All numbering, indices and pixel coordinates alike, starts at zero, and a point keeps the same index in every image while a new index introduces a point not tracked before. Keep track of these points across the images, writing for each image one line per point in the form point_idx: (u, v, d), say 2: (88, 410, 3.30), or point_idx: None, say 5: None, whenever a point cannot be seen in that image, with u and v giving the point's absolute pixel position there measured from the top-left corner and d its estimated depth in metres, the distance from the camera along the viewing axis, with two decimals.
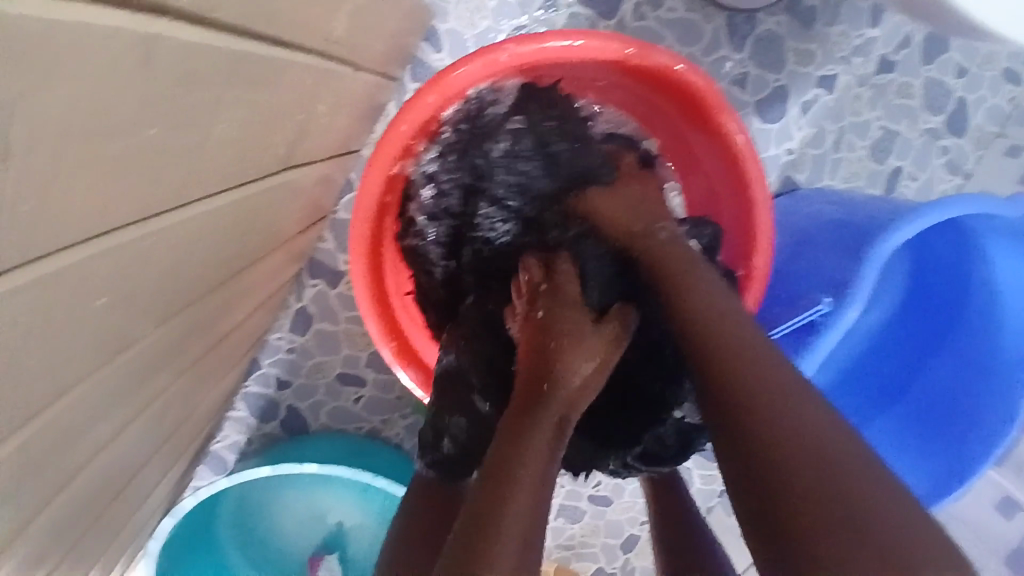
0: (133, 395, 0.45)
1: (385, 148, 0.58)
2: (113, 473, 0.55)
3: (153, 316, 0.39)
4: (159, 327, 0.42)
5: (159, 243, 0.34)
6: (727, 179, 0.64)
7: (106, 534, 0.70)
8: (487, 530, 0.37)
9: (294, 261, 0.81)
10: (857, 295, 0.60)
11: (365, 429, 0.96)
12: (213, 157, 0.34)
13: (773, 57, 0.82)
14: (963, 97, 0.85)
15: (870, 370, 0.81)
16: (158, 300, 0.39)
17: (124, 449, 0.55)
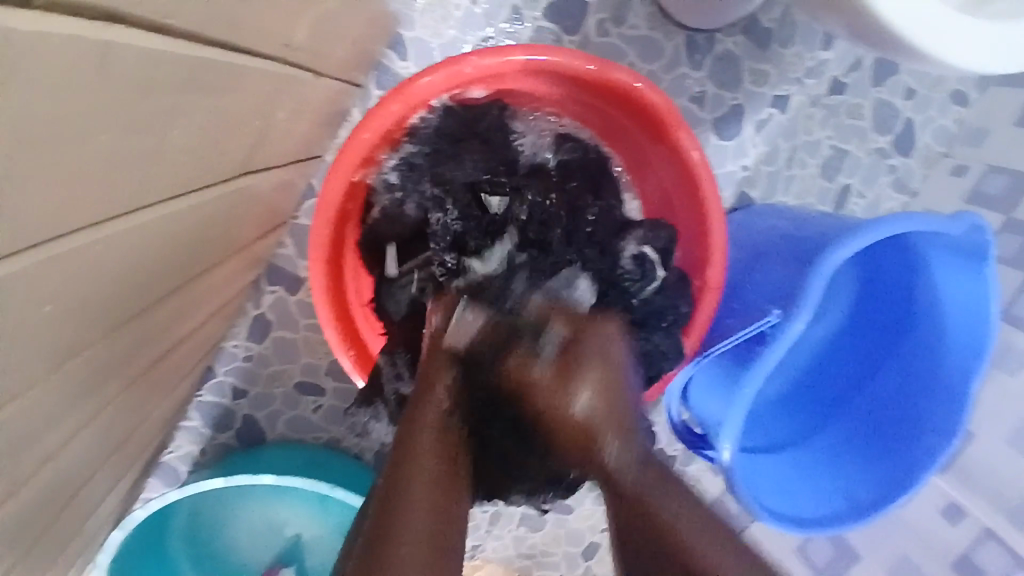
0: (81, 406, 0.44)
1: (347, 156, 0.58)
2: (57, 487, 0.53)
3: (103, 324, 0.38)
4: (109, 336, 0.41)
5: (110, 250, 0.33)
6: (684, 192, 0.65)
7: (50, 551, 0.67)
8: (385, 548, 0.39)
9: (252, 266, 0.79)
10: (804, 307, 0.61)
11: (324, 438, 0.94)
12: (171, 163, 0.33)
13: (730, 76, 0.85)
14: (910, 118, 0.89)
15: (819, 380, 0.83)
16: (108, 307, 0.37)
17: (70, 462, 0.52)
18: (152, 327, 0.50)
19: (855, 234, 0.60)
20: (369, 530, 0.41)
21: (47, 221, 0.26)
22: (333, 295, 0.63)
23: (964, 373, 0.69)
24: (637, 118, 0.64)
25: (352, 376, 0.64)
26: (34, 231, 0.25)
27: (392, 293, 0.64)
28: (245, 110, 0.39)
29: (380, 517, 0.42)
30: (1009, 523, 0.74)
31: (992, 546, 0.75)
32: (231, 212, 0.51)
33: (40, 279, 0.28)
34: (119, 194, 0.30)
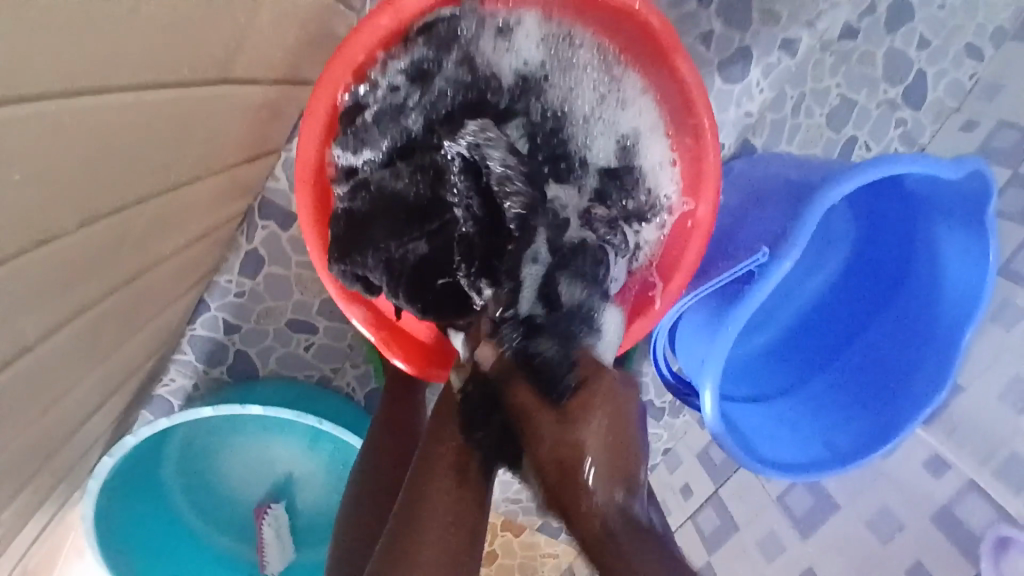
0: (21, 299, 0.36)
1: (342, 59, 0.53)
2: (28, 396, 0.46)
3: (20, 198, 0.30)
4: (32, 189, 0.31)
5: (17, 88, 0.26)
6: (668, 113, 0.61)
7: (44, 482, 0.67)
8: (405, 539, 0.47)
9: (240, 196, 0.71)
10: (794, 244, 0.62)
11: (315, 376, 0.96)
12: (153, 17, 0.32)
13: (740, 16, 0.82)
14: (923, 69, 0.88)
15: (798, 347, 0.87)
16: (11, 178, 0.29)
17: (40, 368, 0.45)
18: (134, 240, 0.48)
19: (900, 180, 0.74)
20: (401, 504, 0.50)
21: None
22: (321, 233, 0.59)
23: (959, 327, 0.73)
24: (644, 59, 0.59)
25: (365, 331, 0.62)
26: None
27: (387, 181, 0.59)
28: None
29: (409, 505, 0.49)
30: (991, 475, 0.72)
31: (976, 498, 0.72)
32: (206, 127, 0.47)
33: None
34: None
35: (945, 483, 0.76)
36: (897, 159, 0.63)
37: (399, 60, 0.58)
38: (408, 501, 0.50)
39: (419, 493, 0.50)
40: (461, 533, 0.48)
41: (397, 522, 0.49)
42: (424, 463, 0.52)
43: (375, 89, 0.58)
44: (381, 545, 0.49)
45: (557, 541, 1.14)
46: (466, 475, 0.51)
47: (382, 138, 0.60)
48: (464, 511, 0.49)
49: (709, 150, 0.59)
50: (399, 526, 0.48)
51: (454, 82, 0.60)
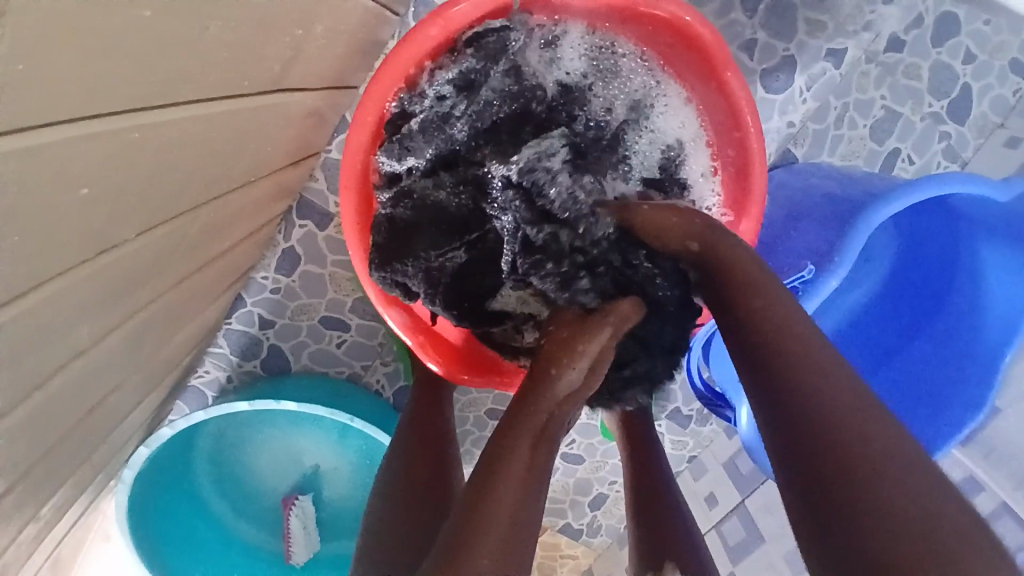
0: (78, 308, 0.37)
1: (391, 69, 0.55)
2: (78, 396, 0.47)
3: (81, 214, 0.31)
4: (94, 204, 0.31)
5: (86, 110, 0.26)
6: (713, 128, 0.62)
7: (87, 473, 0.68)
8: (471, 530, 0.40)
9: (281, 197, 0.72)
10: (840, 263, 0.62)
11: (346, 373, 0.97)
12: (218, 38, 0.33)
13: (784, 25, 0.80)
14: (967, 84, 0.85)
15: (835, 362, 0.85)
16: (77, 195, 0.29)
17: (90, 370, 0.46)
18: (184, 245, 0.49)
19: (945, 199, 0.73)
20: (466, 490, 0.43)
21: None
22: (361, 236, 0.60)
23: (1003, 348, 0.70)
24: (692, 72, 0.60)
25: (400, 334, 0.63)
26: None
27: (428, 193, 0.59)
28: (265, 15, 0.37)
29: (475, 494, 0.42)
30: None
31: (1008, 521, 0.72)
32: (256, 136, 0.48)
33: (7, 73, 0.21)
34: (94, 18, 0.23)
35: (978, 505, 0.75)
36: (945, 179, 0.62)
37: (447, 70, 0.59)
38: (470, 495, 0.42)
39: (488, 480, 0.43)
40: (521, 526, 0.41)
41: (458, 509, 0.42)
42: (493, 462, 0.44)
43: (421, 98, 0.59)
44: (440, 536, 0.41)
45: (578, 542, 1.15)
46: (537, 468, 0.44)
47: (427, 147, 0.59)
48: (529, 507, 0.42)
49: (754, 157, 0.58)
50: (464, 510, 0.41)
51: (501, 92, 0.60)
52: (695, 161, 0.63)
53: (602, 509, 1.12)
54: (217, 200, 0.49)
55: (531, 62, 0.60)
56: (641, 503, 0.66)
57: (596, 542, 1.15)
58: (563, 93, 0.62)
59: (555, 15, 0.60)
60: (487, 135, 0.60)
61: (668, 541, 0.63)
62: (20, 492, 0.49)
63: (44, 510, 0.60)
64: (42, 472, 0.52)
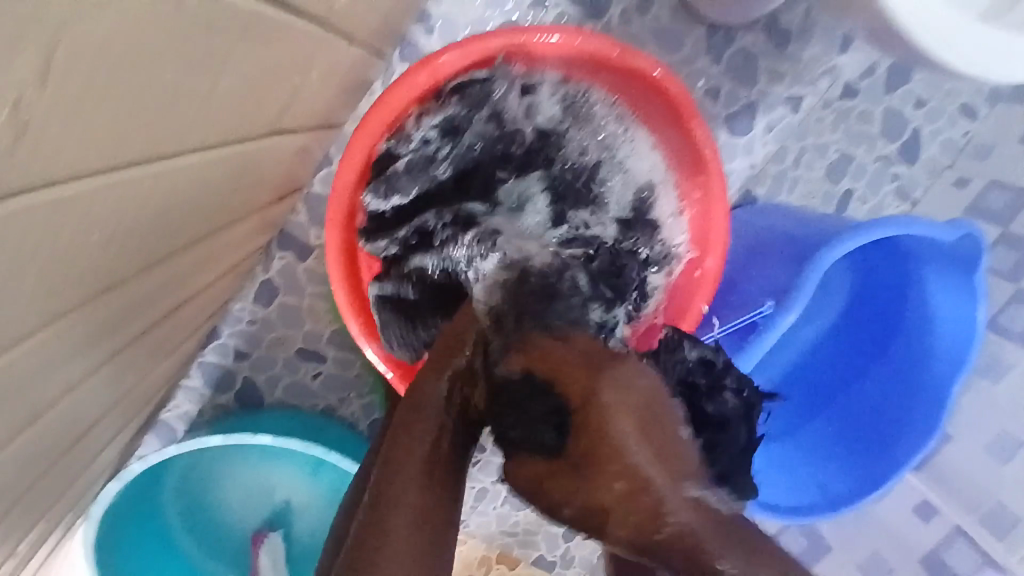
0: (76, 345, 0.38)
1: (379, 113, 0.57)
2: (61, 433, 0.47)
3: (91, 256, 0.32)
4: (104, 247, 0.32)
5: (107, 158, 0.27)
6: (680, 173, 0.65)
7: (57, 511, 0.67)
8: (363, 549, 0.42)
9: (264, 231, 0.73)
10: (797, 299, 0.66)
11: (321, 405, 0.97)
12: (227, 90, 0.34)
13: (746, 75, 0.86)
14: (919, 128, 0.92)
15: (795, 389, 0.90)
16: (90, 239, 0.30)
17: (76, 407, 0.46)
18: (173, 281, 0.50)
19: (895, 240, 0.78)
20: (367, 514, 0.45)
21: (24, 46, 0.19)
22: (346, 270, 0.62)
23: (950, 379, 0.75)
24: (661, 121, 0.64)
25: (381, 368, 0.63)
26: (32, 59, 0.19)
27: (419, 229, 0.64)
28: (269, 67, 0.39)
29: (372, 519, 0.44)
30: (978, 521, 0.76)
31: (962, 543, 0.77)
32: (249, 175, 0.49)
33: (47, 130, 0.22)
34: (125, 76, 0.25)
35: (932, 528, 0.79)
36: (892, 221, 0.67)
37: (432, 114, 0.62)
38: (374, 502, 0.45)
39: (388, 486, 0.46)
40: (429, 515, 0.45)
41: (358, 519, 0.44)
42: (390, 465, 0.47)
43: (407, 140, 0.62)
44: (347, 542, 0.44)
45: (551, 574, 1.14)
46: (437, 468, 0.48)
47: (412, 185, 0.63)
48: (432, 502, 0.46)
49: (718, 200, 0.62)
50: (365, 521, 0.44)
51: (483, 136, 0.64)
52: (664, 203, 0.67)
53: (576, 540, 1.13)
54: (208, 238, 0.50)
55: (511, 109, 0.64)
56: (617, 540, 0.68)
57: (571, 573, 1.15)
58: (542, 138, 0.66)
59: (534, 67, 0.63)
60: (471, 175, 0.64)
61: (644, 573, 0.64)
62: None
63: (15, 550, 0.59)
64: (18, 510, 0.51)
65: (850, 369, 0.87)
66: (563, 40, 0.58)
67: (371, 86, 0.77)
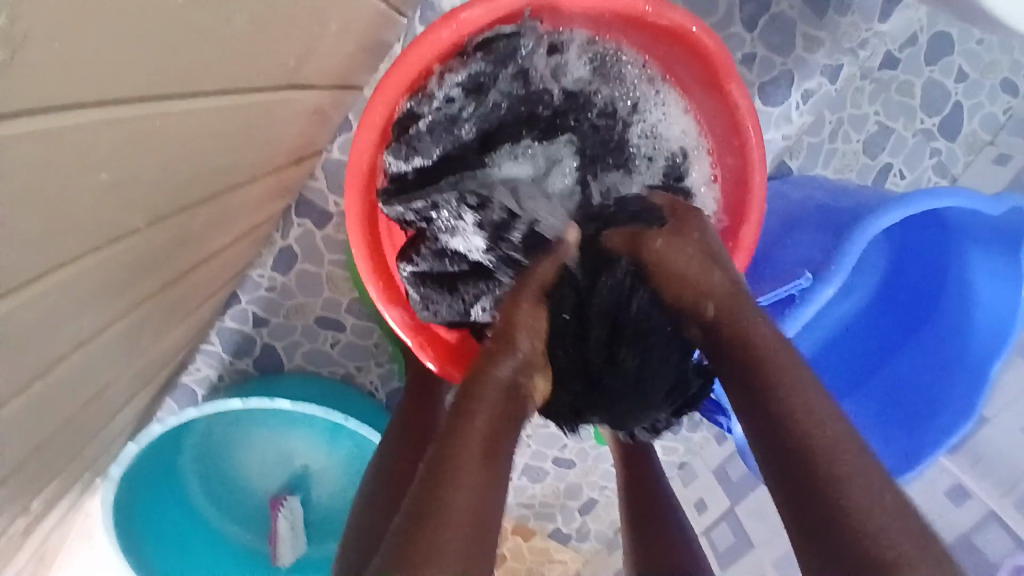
0: (84, 297, 0.37)
1: (401, 68, 0.55)
2: (74, 390, 0.47)
3: (93, 200, 0.31)
4: (107, 191, 0.31)
5: (105, 94, 0.26)
6: (715, 137, 0.62)
7: (76, 469, 0.67)
8: (426, 528, 0.37)
9: (282, 195, 0.71)
10: (838, 272, 0.64)
11: (339, 373, 0.96)
12: (238, 31, 0.32)
13: (783, 40, 0.82)
14: (960, 102, 0.87)
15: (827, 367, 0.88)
16: (93, 179, 0.29)
17: (87, 363, 0.46)
18: (187, 239, 0.49)
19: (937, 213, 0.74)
20: (414, 500, 0.39)
21: None
22: (365, 232, 0.60)
23: (991, 360, 0.72)
24: (695, 83, 0.61)
25: (401, 334, 0.62)
26: None
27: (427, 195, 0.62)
28: (284, 10, 0.36)
29: (424, 496, 0.39)
30: (1013, 508, 0.72)
31: (996, 530, 0.73)
32: (264, 129, 0.48)
33: (38, 54, 0.20)
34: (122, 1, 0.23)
35: (966, 512, 0.76)
36: (935, 193, 0.63)
37: (457, 72, 0.59)
38: (434, 467, 0.41)
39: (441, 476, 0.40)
40: (487, 503, 0.40)
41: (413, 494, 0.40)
42: (445, 455, 0.41)
43: (429, 99, 0.60)
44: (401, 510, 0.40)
45: (566, 547, 1.15)
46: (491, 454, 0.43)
47: (435, 146, 0.61)
48: (491, 472, 0.42)
49: (754, 168, 0.59)
50: (421, 495, 0.39)
51: (509, 95, 0.61)
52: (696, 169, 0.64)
53: (593, 514, 1.12)
54: (221, 195, 0.49)
55: (540, 67, 0.62)
56: (638, 519, 0.66)
57: (586, 547, 1.15)
58: (567, 100, 0.64)
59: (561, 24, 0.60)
60: (490, 138, 0.62)
61: (663, 551, 0.63)
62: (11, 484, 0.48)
63: (32, 505, 0.60)
64: (34, 465, 0.51)
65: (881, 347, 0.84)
66: None
67: (391, 47, 0.75)
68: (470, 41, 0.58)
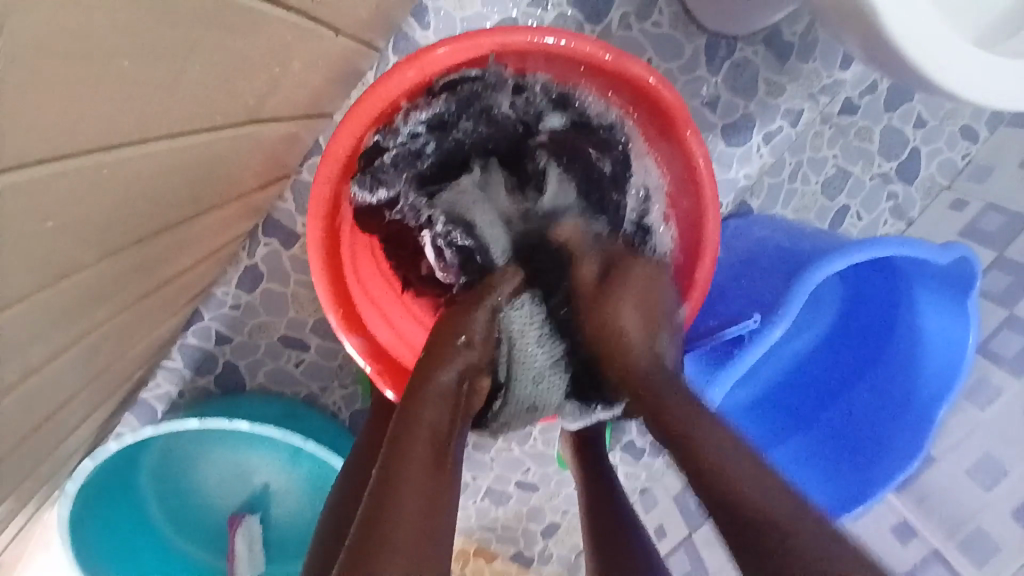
0: (33, 329, 0.37)
1: (367, 104, 0.56)
2: (22, 416, 0.46)
3: (47, 243, 0.31)
4: (59, 234, 0.32)
5: (58, 152, 0.26)
6: (672, 179, 0.64)
7: (27, 489, 0.66)
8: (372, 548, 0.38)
9: (249, 217, 0.72)
10: (785, 315, 0.65)
11: (302, 393, 0.96)
12: (195, 82, 0.33)
13: (745, 84, 0.84)
14: (918, 147, 0.91)
15: (781, 402, 0.89)
16: (43, 226, 0.30)
17: (36, 391, 0.45)
18: (143, 266, 0.48)
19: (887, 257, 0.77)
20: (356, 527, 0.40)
21: None
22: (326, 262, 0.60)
23: (937, 402, 0.75)
24: (655, 130, 0.63)
25: (358, 361, 0.62)
26: None
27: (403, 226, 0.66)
28: (245, 57, 0.38)
29: (369, 516, 0.40)
30: (957, 547, 0.74)
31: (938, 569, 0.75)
32: (225, 161, 0.48)
33: None
34: (70, 63, 0.24)
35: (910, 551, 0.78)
36: (888, 242, 0.66)
37: (421, 111, 0.61)
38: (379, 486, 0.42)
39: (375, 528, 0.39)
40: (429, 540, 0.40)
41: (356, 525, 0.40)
42: (390, 481, 0.42)
43: (395, 134, 0.61)
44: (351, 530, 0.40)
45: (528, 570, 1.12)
46: (438, 507, 0.42)
47: (397, 179, 0.63)
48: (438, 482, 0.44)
49: (707, 214, 0.60)
50: (366, 516, 0.40)
51: (471, 133, 0.65)
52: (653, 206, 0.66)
53: (555, 538, 1.12)
54: (179, 225, 0.49)
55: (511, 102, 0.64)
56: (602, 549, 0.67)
57: (549, 569, 1.13)
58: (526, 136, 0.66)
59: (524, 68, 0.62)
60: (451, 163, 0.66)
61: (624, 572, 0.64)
62: None
63: None
64: None
65: (836, 381, 0.87)
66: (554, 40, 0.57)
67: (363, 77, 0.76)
68: (436, 81, 0.60)
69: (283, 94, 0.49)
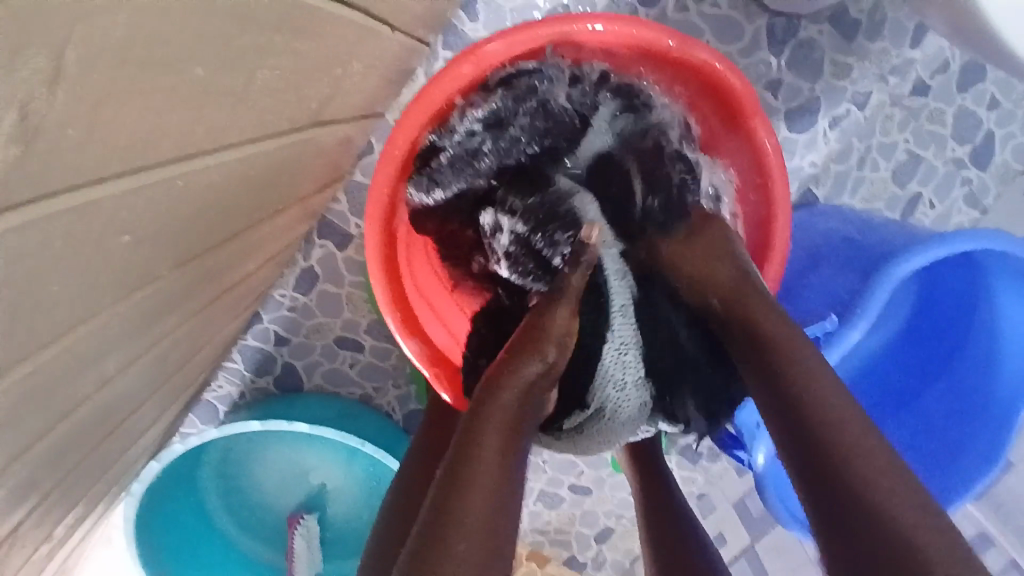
0: (110, 339, 0.37)
1: (424, 102, 0.55)
2: (99, 421, 0.48)
3: (124, 256, 0.31)
4: (134, 247, 0.32)
5: (134, 164, 0.26)
6: (738, 172, 0.61)
7: (101, 490, 0.68)
8: (436, 545, 0.38)
9: (306, 220, 0.72)
10: (863, 316, 0.62)
11: (357, 394, 0.97)
12: (263, 88, 0.33)
13: (810, 66, 0.80)
14: (992, 130, 0.86)
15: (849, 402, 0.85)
16: (120, 239, 0.30)
17: (112, 398, 0.46)
18: (209, 273, 0.49)
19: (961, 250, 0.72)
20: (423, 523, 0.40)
21: (33, 53, 0.17)
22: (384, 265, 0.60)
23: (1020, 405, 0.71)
24: (720, 119, 0.60)
25: (417, 365, 0.62)
26: (45, 63, 0.18)
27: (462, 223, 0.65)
28: (309, 61, 0.37)
29: (435, 513, 0.40)
30: None
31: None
32: (286, 165, 0.48)
33: (63, 138, 0.21)
34: (144, 75, 0.23)
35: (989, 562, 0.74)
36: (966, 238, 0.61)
37: (477, 108, 0.60)
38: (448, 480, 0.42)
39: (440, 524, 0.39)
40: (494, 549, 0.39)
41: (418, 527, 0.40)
42: (458, 480, 0.41)
43: (451, 133, 0.60)
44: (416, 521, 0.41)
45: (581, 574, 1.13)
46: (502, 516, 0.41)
47: (455, 180, 0.62)
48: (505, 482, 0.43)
49: (778, 208, 0.57)
50: (434, 510, 0.40)
51: (529, 129, 0.63)
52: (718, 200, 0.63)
53: (608, 542, 1.10)
54: (243, 231, 0.49)
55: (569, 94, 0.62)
56: (673, 558, 0.64)
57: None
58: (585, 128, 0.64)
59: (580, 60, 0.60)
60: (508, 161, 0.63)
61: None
62: (38, 512, 0.49)
63: (58, 528, 0.61)
64: (59, 492, 0.52)
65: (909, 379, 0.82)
66: (612, 30, 0.55)
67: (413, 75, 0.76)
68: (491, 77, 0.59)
69: (342, 96, 0.49)
